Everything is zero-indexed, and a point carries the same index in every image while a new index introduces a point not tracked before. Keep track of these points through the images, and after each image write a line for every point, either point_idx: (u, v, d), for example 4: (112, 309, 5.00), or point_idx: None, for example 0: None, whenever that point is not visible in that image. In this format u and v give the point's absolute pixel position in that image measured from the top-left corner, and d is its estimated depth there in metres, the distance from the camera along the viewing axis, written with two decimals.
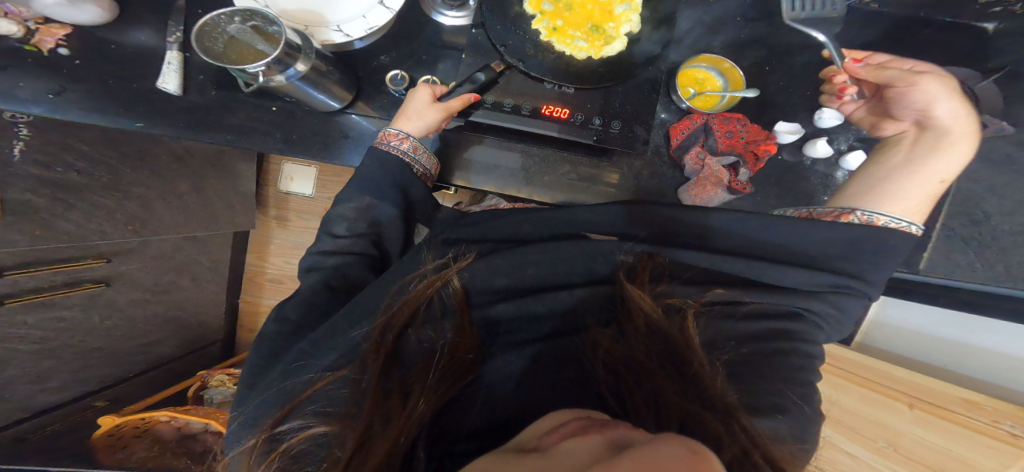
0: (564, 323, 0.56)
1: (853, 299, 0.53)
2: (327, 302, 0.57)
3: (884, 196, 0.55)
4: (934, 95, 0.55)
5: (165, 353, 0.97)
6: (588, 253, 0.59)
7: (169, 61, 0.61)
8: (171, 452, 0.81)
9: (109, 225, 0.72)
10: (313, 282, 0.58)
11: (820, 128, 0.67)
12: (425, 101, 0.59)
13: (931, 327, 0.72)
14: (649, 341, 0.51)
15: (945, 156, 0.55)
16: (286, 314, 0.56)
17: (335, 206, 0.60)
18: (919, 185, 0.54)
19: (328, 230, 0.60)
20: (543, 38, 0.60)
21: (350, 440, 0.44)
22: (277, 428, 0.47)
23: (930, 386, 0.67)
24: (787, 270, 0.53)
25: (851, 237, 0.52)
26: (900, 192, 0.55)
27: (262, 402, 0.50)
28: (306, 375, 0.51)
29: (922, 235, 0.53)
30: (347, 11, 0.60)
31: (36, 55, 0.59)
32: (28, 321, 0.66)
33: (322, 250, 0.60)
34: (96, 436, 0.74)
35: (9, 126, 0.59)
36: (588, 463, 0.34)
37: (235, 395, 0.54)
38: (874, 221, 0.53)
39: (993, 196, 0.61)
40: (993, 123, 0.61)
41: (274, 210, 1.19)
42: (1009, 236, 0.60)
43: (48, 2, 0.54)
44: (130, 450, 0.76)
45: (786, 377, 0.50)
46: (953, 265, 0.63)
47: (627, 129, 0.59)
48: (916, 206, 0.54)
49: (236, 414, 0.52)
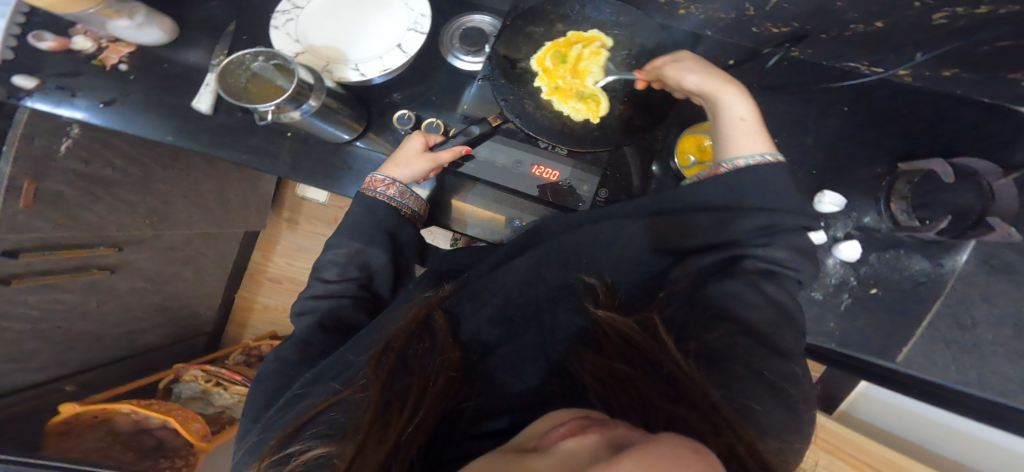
0: (547, 338, 0.61)
1: (796, 236, 0.54)
2: (321, 342, 0.59)
3: (726, 146, 0.58)
4: (687, 67, 0.59)
5: (151, 340, 1.01)
6: (564, 275, 0.62)
7: (208, 83, 0.65)
8: (123, 444, 0.79)
9: (125, 216, 0.78)
10: (307, 324, 0.60)
11: (819, 211, 0.67)
12: (415, 150, 0.61)
13: (920, 407, 0.77)
14: (625, 354, 0.54)
15: (729, 103, 0.58)
16: (284, 352, 0.58)
17: (325, 252, 0.61)
18: (729, 131, 0.58)
19: (319, 275, 0.61)
20: (543, 96, 0.63)
21: (344, 455, 0.44)
22: (285, 449, 0.48)
23: (896, 462, 0.75)
24: (738, 219, 0.54)
25: (783, 185, 0.55)
26: (727, 140, 0.58)
27: (251, 446, 0.52)
28: (307, 402, 0.52)
29: (783, 160, 0.56)
30: (366, 52, 0.63)
31: (100, 69, 0.64)
32: (29, 300, 0.70)
33: (314, 295, 0.61)
34: (51, 422, 0.74)
35: (63, 125, 0.66)
36: (588, 462, 0.34)
37: (239, 426, 0.56)
38: (738, 166, 0.55)
39: (985, 304, 0.61)
40: (1000, 227, 0.55)
41: (287, 212, 1.24)
42: (989, 346, 0.60)
43: (120, 25, 0.59)
44: (81, 438, 0.74)
45: (750, 355, 0.52)
46: (928, 361, 0.63)
47: (613, 197, 0.64)
48: (750, 144, 0.57)
49: (239, 447, 0.54)
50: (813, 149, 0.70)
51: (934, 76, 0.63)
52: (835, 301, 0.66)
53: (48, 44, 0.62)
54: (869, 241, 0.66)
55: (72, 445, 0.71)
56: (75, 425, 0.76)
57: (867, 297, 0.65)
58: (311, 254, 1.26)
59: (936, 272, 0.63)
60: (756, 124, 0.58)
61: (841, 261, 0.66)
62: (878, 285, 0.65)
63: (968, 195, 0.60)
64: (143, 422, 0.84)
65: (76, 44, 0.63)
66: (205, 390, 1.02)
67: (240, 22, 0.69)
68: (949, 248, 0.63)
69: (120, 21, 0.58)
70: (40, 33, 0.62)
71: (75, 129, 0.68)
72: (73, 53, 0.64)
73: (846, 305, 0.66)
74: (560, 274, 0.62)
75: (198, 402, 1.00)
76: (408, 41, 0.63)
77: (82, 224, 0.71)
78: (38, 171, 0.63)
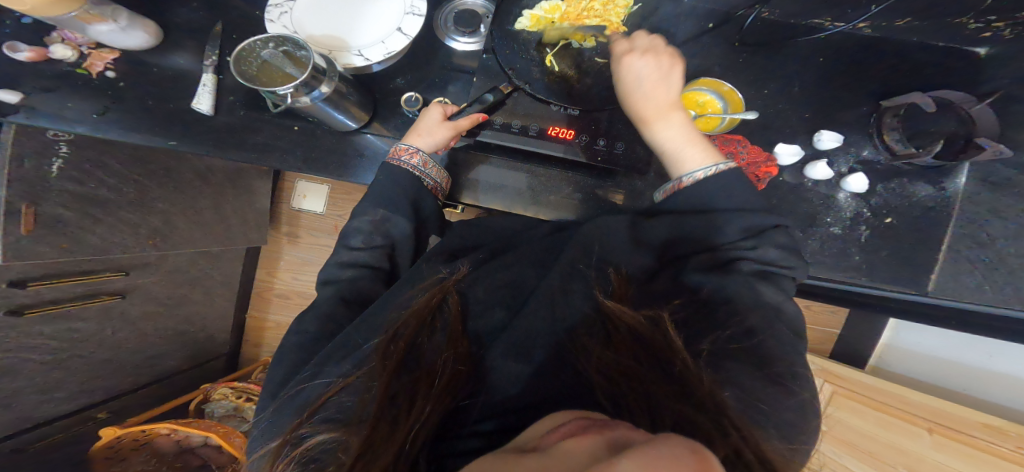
0: (556, 326, 0.55)
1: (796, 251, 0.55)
2: (344, 315, 0.58)
3: (667, 165, 0.60)
4: (631, 80, 0.59)
5: (167, 366, 0.99)
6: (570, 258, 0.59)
7: (204, 83, 0.64)
8: (166, 465, 0.83)
9: (132, 238, 0.77)
10: (329, 300, 0.59)
11: (820, 149, 0.67)
12: (436, 119, 0.61)
13: (951, 351, 0.83)
14: (636, 345, 0.50)
15: (670, 122, 0.59)
16: (305, 325, 0.57)
17: (351, 219, 0.61)
18: (674, 146, 0.59)
19: (344, 243, 0.60)
20: (547, 62, 0.62)
21: (355, 442, 0.43)
22: (298, 430, 0.46)
23: (949, 412, 0.78)
24: (708, 215, 0.55)
25: (752, 201, 0.56)
26: (682, 153, 0.59)
27: (280, 415, 0.50)
28: (325, 379, 0.50)
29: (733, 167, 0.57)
30: (366, 38, 0.63)
31: (86, 77, 0.63)
32: (44, 331, 0.69)
33: (339, 263, 0.60)
34: (97, 448, 0.78)
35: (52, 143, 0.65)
36: (586, 463, 0.34)
37: (259, 402, 0.54)
38: (697, 179, 0.57)
39: (996, 221, 0.58)
40: (991, 146, 0.55)
41: (285, 227, 1.23)
42: (1016, 259, 0.56)
43: (102, 29, 0.58)
44: (126, 464, 0.79)
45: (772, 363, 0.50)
46: (960, 286, 0.59)
47: (630, 150, 0.61)
48: (692, 157, 0.58)
49: (260, 419, 0.53)
50: (804, 96, 0.69)
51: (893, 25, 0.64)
52: (854, 235, 0.65)
53: (25, 55, 0.61)
54: (874, 173, 0.66)
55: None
56: (119, 450, 0.80)
57: (884, 228, 0.65)
58: (315, 266, 1.23)
59: (941, 195, 0.63)
60: (689, 147, 0.59)
61: (851, 194, 0.66)
62: (891, 214, 0.65)
63: (952, 123, 0.59)
64: (184, 442, 0.86)
65: (56, 53, 0.62)
66: (237, 406, 1.02)
67: (229, 24, 0.69)
68: (947, 171, 0.63)
69: (102, 24, 0.58)
70: (15, 45, 0.61)
71: (64, 147, 0.65)
72: (54, 64, 0.63)
73: (865, 237, 0.65)
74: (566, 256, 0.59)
75: (233, 419, 1.01)
76: (408, 23, 0.63)
77: (90, 248, 0.70)
78: (37, 195, 0.62)
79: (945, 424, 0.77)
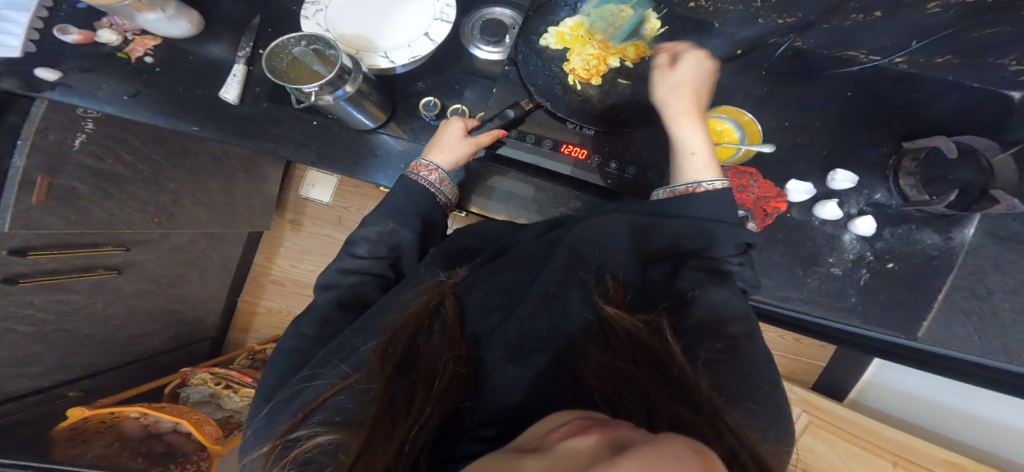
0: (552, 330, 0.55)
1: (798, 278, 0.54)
2: (341, 320, 0.58)
3: (676, 167, 0.59)
4: (670, 84, 0.60)
5: (153, 344, 0.99)
6: (572, 266, 0.59)
7: (234, 73, 0.64)
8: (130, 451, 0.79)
9: (137, 215, 0.77)
10: (328, 302, 0.58)
11: (833, 189, 0.67)
12: (457, 135, 0.61)
13: (928, 390, 0.85)
14: (633, 354, 0.50)
15: (684, 131, 0.58)
16: (302, 329, 0.57)
17: (360, 227, 0.61)
18: (689, 150, 0.58)
19: (349, 250, 0.60)
20: (570, 82, 0.62)
21: (353, 445, 0.44)
22: (291, 434, 0.47)
23: (918, 448, 0.84)
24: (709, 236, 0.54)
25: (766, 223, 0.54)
26: (692, 157, 0.57)
27: (273, 413, 0.50)
28: (321, 383, 0.50)
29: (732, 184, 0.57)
30: (395, 40, 0.64)
31: (126, 61, 0.64)
32: (36, 300, 0.69)
33: (340, 269, 0.60)
34: (58, 428, 0.73)
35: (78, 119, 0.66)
36: (588, 463, 0.33)
37: (251, 403, 0.54)
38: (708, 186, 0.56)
39: (998, 274, 0.59)
40: (1004, 199, 0.53)
41: (290, 214, 1.22)
42: (1010, 314, 0.58)
43: (149, 17, 0.59)
44: (88, 446, 0.75)
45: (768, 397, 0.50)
46: (950, 335, 0.60)
47: (640, 177, 0.62)
48: (703, 164, 0.57)
49: (250, 425, 0.53)
50: (824, 133, 0.68)
51: (928, 64, 0.62)
52: (853, 276, 0.65)
53: (72, 38, 0.61)
54: (882, 217, 0.66)
55: (78, 454, 0.72)
56: (83, 432, 0.76)
57: (886, 273, 0.64)
58: (315, 256, 1.23)
59: (946, 245, 0.62)
60: (707, 157, 0.57)
61: (857, 236, 0.66)
62: (895, 260, 0.64)
63: (971, 171, 0.59)
64: (152, 426, 0.83)
65: (101, 37, 0.62)
66: (215, 392, 1.00)
67: (265, 15, 0.69)
68: (955, 222, 0.62)
69: (150, 13, 0.58)
70: (64, 27, 0.61)
71: (90, 124, 0.67)
72: (99, 47, 0.63)
73: (865, 280, 0.65)
74: (565, 265, 0.59)
75: (208, 405, 0.98)
76: (436, 29, 0.63)
77: (93, 221, 0.70)
78: (52, 167, 0.62)
79: (912, 459, 0.84)
